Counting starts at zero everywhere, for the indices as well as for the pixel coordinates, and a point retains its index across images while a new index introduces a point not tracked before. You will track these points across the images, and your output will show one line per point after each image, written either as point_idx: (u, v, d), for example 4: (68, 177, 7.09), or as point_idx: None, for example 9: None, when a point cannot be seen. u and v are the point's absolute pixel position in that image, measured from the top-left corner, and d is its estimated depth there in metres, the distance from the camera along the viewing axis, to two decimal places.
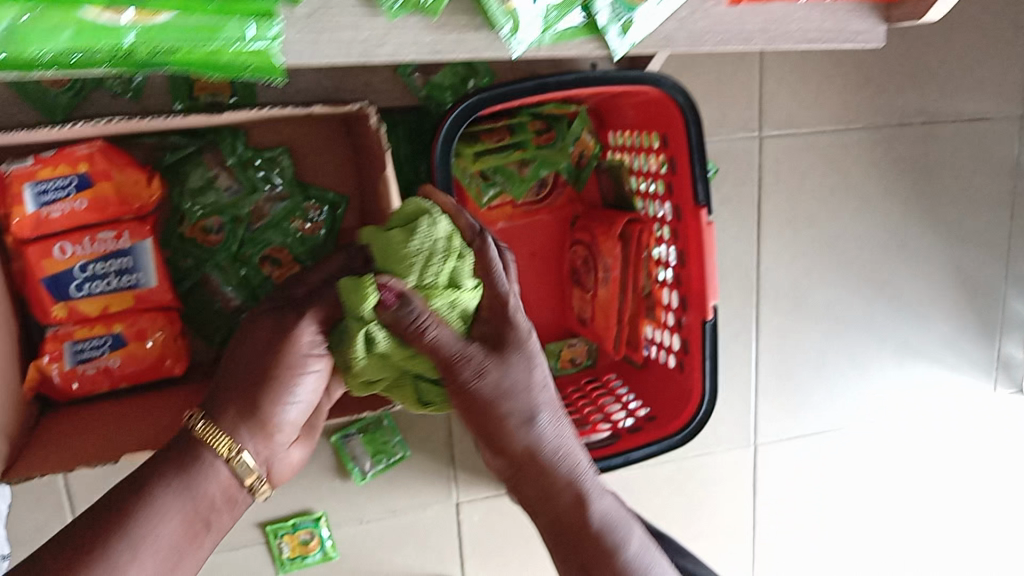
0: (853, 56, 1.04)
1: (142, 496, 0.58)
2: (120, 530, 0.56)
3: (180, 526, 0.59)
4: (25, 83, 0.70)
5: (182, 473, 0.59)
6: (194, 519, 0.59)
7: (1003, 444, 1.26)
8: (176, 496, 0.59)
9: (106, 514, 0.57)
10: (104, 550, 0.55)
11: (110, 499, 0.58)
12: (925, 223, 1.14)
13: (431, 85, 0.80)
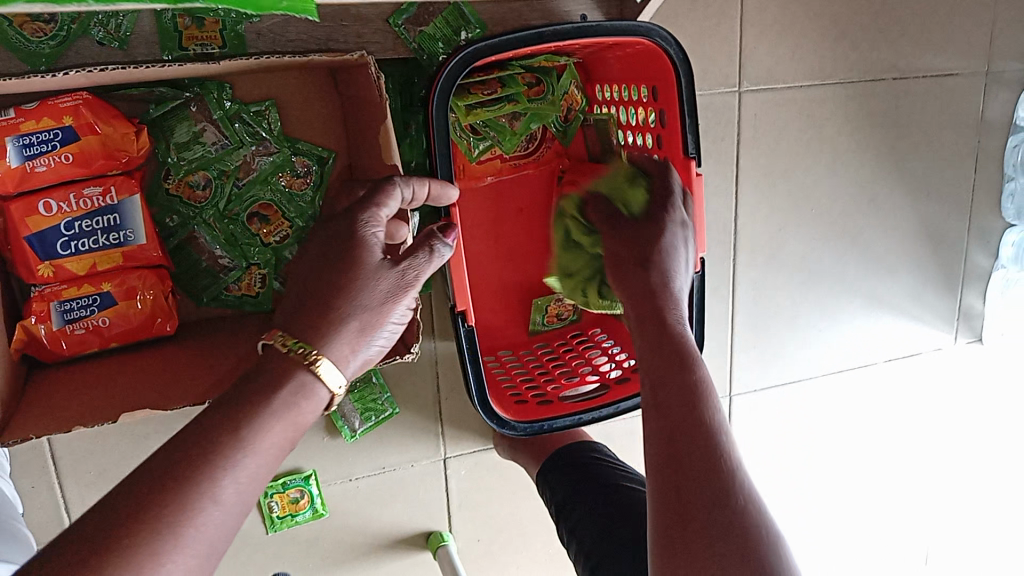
0: (829, 12, 1.06)
1: (238, 416, 0.51)
2: (219, 454, 0.49)
3: (276, 450, 0.52)
4: (6, 33, 0.68)
5: (286, 395, 0.54)
6: (288, 446, 0.54)
7: (962, 389, 1.31)
8: (276, 420, 0.52)
9: (195, 441, 0.49)
10: (204, 473, 0.48)
11: (205, 420, 0.51)
12: (893, 177, 1.17)
13: (423, 36, 0.79)
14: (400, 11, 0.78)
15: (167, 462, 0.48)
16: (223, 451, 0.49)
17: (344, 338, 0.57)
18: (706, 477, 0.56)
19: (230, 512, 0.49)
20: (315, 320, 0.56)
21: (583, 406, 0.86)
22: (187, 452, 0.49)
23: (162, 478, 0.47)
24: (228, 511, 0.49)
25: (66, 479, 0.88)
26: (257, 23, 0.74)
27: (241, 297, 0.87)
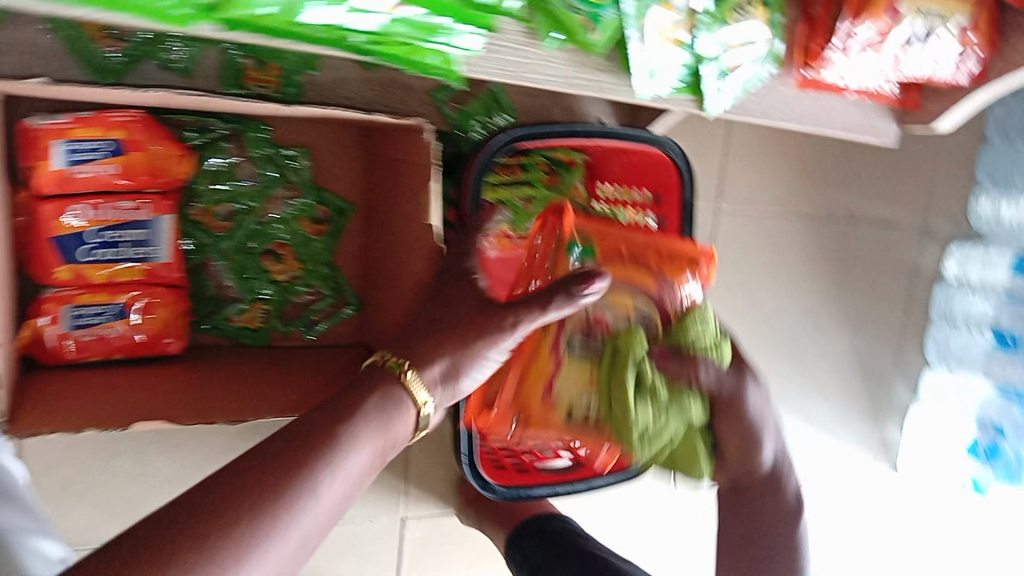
0: (796, 152, 1.20)
1: (340, 418, 0.49)
2: (317, 456, 0.45)
3: (371, 464, 0.49)
4: (80, 44, 0.72)
5: (382, 409, 0.51)
6: (380, 460, 0.50)
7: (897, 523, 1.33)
8: (374, 429, 0.49)
9: (291, 441, 0.46)
10: (305, 473, 0.44)
11: (300, 427, 0.48)
12: (834, 308, 1.28)
13: (461, 113, 0.87)
14: (441, 87, 0.86)
15: (264, 457, 0.45)
16: (324, 447, 0.46)
17: (439, 368, 0.55)
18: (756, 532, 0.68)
19: (327, 511, 0.45)
20: (425, 349, 0.55)
21: (559, 478, 0.90)
22: (288, 450, 0.45)
23: (253, 484, 0.43)
24: (319, 520, 0.45)
25: (25, 493, 0.86)
26: (315, 76, 0.80)
27: (240, 329, 0.89)
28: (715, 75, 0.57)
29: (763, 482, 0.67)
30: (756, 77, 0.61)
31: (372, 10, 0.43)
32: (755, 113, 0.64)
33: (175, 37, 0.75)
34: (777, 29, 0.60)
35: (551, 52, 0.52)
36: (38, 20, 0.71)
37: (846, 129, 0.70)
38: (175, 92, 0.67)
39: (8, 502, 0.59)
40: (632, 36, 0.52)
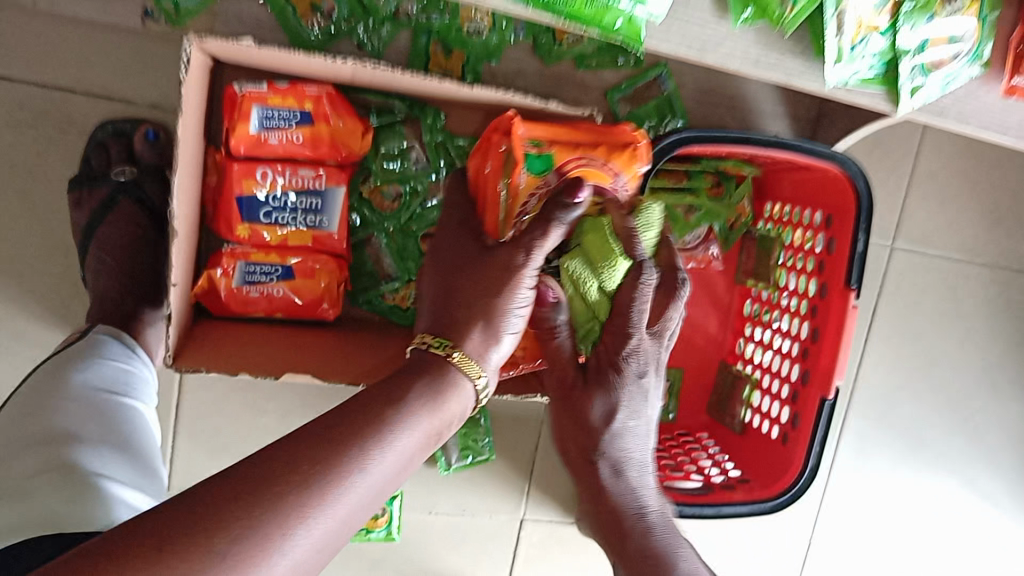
0: (993, 195, 1.08)
1: (383, 406, 0.52)
2: (366, 432, 0.49)
3: (421, 443, 0.52)
4: (286, 17, 0.77)
5: (434, 392, 0.55)
6: (431, 442, 0.54)
7: None
8: (427, 407, 0.54)
9: (353, 412, 0.50)
10: (362, 441, 0.48)
11: (361, 400, 0.52)
12: (1019, 372, 1.14)
13: (633, 114, 0.85)
14: (618, 88, 0.84)
15: (321, 424, 0.49)
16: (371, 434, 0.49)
17: (481, 329, 0.60)
18: (623, 521, 0.68)
19: (373, 488, 0.48)
20: (453, 321, 0.61)
21: (686, 500, 0.88)
22: (349, 419, 0.49)
23: (316, 441, 0.47)
24: (372, 487, 0.48)
25: (181, 433, 0.93)
26: (494, 66, 0.82)
27: (392, 307, 0.91)
28: (909, 67, 0.55)
29: (579, 397, 0.68)
30: (959, 76, 0.57)
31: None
32: (952, 117, 0.59)
33: (373, 18, 0.78)
34: (988, 28, 0.56)
35: (738, 31, 0.52)
36: None
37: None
38: (364, 67, 0.70)
39: (116, 457, 0.64)
40: (830, 16, 0.51)
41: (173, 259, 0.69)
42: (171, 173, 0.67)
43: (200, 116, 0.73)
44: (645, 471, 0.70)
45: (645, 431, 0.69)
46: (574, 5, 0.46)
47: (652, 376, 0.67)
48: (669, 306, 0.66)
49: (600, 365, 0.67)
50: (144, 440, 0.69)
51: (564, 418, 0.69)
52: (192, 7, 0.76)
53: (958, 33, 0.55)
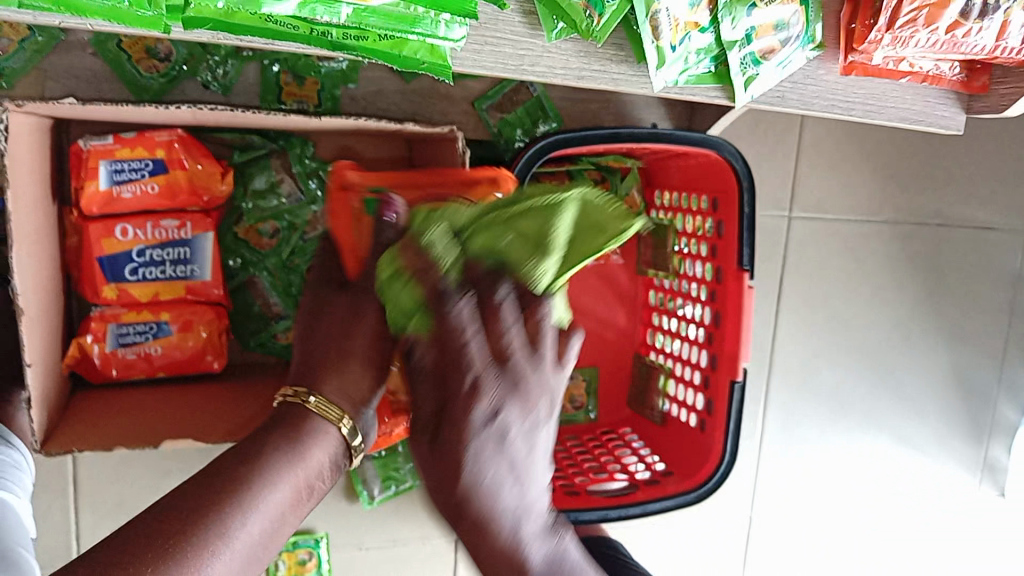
0: (881, 153, 1.09)
1: (255, 451, 0.57)
2: (234, 493, 0.53)
3: (291, 499, 0.57)
4: (122, 66, 0.73)
5: (296, 446, 0.58)
6: (303, 496, 0.58)
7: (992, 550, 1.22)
8: (289, 462, 0.57)
9: (218, 474, 0.55)
10: (221, 516, 0.52)
11: (227, 460, 0.56)
12: (928, 322, 1.15)
13: (503, 122, 0.83)
14: (486, 97, 0.82)
15: (166, 520, 0.50)
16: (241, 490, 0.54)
17: (341, 382, 0.62)
18: None
19: (242, 553, 0.52)
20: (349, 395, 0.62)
21: (609, 503, 0.85)
22: (221, 476, 0.54)
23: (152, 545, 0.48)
24: (240, 554, 0.52)
25: (82, 506, 0.88)
26: (353, 89, 0.79)
27: (287, 346, 0.87)
28: (739, 59, 0.56)
29: (443, 472, 0.50)
30: (795, 61, 0.58)
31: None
32: (794, 102, 0.60)
33: (216, 54, 0.74)
34: (815, 10, 0.57)
35: (557, 43, 0.52)
36: (86, 43, 0.72)
37: (905, 117, 0.65)
38: (201, 111, 0.68)
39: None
40: (642, 20, 0.51)
41: (25, 339, 0.66)
42: (9, 250, 0.64)
43: (38, 180, 0.70)
44: (535, 519, 0.52)
45: (518, 468, 0.52)
46: (366, 41, 0.44)
47: (516, 417, 0.51)
48: (501, 322, 0.52)
49: (439, 394, 0.51)
50: (2, 536, 0.64)
51: (450, 452, 0.50)
52: (19, 66, 0.71)
53: (784, 18, 0.56)
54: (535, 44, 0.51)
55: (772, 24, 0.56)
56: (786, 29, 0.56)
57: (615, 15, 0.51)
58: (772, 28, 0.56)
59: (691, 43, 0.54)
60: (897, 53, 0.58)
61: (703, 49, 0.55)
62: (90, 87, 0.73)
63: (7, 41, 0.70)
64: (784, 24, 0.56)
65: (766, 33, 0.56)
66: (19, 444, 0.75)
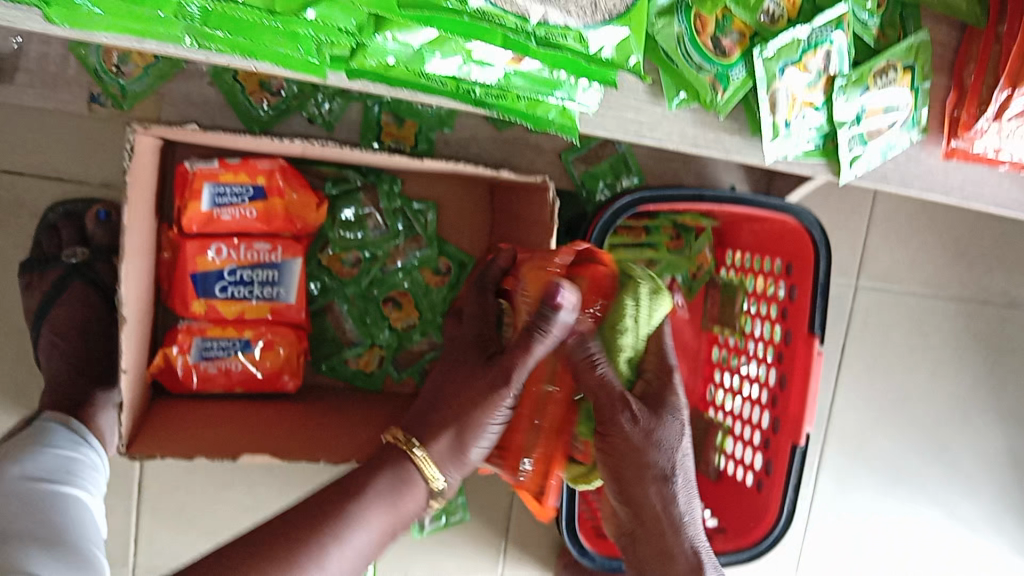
0: (951, 230, 1.10)
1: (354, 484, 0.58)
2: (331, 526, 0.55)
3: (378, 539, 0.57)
4: (237, 97, 0.77)
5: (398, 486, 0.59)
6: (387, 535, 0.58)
7: None
8: (383, 508, 0.57)
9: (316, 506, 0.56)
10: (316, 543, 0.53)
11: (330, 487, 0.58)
12: (990, 403, 1.14)
13: (588, 173, 0.86)
14: (573, 149, 0.85)
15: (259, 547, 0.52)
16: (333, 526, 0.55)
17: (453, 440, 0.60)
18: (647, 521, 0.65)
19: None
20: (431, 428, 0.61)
21: None
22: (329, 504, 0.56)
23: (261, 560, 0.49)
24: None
25: (144, 511, 0.90)
26: (449, 134, 0.82)
27: (355, 372, 0.90)
28: (848, 137, 0.58)
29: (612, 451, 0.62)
30: (898, 143, 0.60)
31: (492, 64, 0.44)
32: (894, 182, 0.62)
33: (324, 93, 0.78)
34: (924, 97, 0.59)
35: (676, 112, 0.55)
36: (205, 73, 0.77)
37: (999, 204, 0.66)
38: (314, 146, 0.71)
39: (39, 546, 0.61)
40: (763, 98, 0.54)
41: (124, 345, 0.68)
42: (118, 261, 0.66)
43: (148, 196, 0.73)
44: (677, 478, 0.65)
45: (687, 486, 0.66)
46: (506, 101, 0.47)
47: (680, 474, 0.65)
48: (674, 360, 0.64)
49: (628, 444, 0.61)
50: (77, 532, 0.65)
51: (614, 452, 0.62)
52: (140, 89, 0.76)
53: (896, 103, 0.58)
54: (657, 112, 0.54)
55: (881, 106, 0.58)
56: (892, 111, 0.58)
57: (736, 89, 0.54)
58: (880, 109, 0.58)
59: (802, 119, 0.57)
60: (1000, 142, 0.62)
61: (815, 126, 0.57)
62: (204, 114, 0.78)
63: (134, 66, 0.76)
64: (891, 106, 0.58)
65: (874, 113, 0.58)
66: (96, 443, 0.78)
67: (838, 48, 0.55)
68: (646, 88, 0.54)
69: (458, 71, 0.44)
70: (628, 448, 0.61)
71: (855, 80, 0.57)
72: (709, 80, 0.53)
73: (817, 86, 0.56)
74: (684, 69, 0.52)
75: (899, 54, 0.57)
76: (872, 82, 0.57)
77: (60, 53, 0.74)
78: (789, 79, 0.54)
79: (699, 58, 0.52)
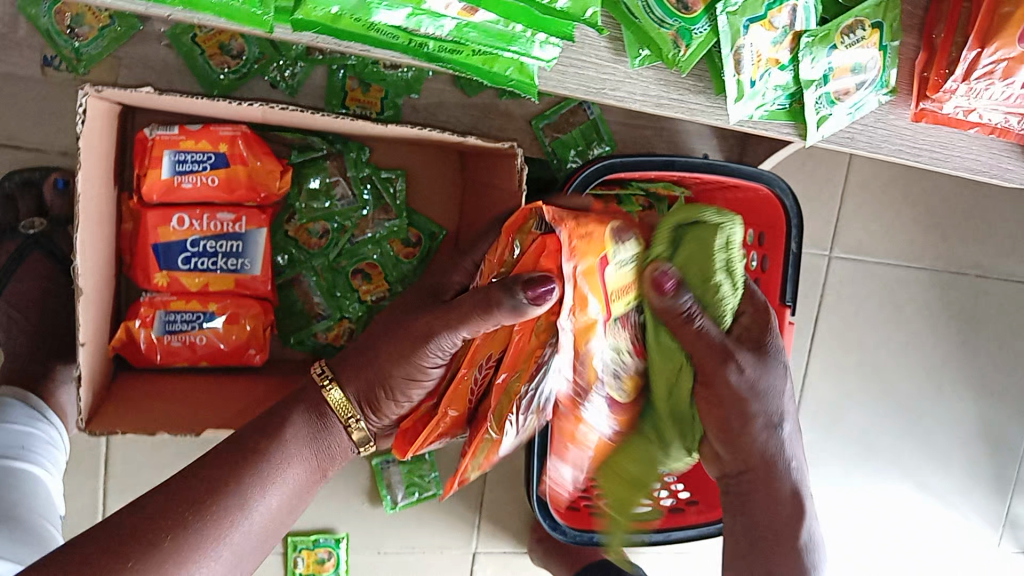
0: (925, 200, 1.10)
1: (271, 449, 0.59)
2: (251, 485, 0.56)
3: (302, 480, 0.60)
4: (195, 61, 0.75)
5: (313, 432, 0.61)
6: (307, 485, 0.61)
7: None
8: (307, 451, 0.60)
9: (234, 459, 0.57)
10: (243, 488, 0.56)
11: (250, 440, 0.59)
12: (961, 374, 1.14)
13: (559, 142, 0.84)
14: (543, 116, 0.84)
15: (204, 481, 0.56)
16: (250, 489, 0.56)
17: (361, 390, 0.61)
18: None
19: (258, 527, 0.57)
20: (370, 395, 0.61)
21: None
22: (234, 459, 0.57)
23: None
24: (257, 526, 0.57)
25: (111, 488, 0.89)
26: (415, 99, 0.80)
27: (326, 346, 0.88)
28: (814, 97, 0.57)
29: None
30: (868, 104, 0.59)
31: (444, 16, 0.43)
32: (862, 144, 0.62)
33: (286, 57, 0.76)
34: (892, 56, 0.58)
35: (640, 70, 0.54)
36: (162, 36, 0.75)
37: (968, 168, 0.65)
38: (272, 109, 0.68)
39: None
40: (728, 54, 0.53)
41: (81, 319, 0.66)
42: (74, 229, 0.64)
43: (104, 163, 0.71)
44: None
45: None
46: (460, 56, 0.45)
47: None
48: None
49: (702, 362, 0.55)
50: (28, 506, 0.65)
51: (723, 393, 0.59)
52: (95, 53, 0.74)
53: (862, 62, 0.57)
54: (618, 70, 0.53)
55: (849, 67, 0.57)
56: (858, 70, 0.57)
57: (699, 47, 0.53)
58: (847, 69, 0.57)
59: (768, 79, 0.56)
60: (970, 103, 0.61)
61: (782, 86, 0.57)
62: (163, 79, 0.76)
63: (88, 28, 0.73)
64: (860, 65, 0.57)
65: (842, 74, 0.57)
66: (56, 419, 0.76)
67: (803, 4, 0.55)
68: (607, 47, 0.53)
69: (407, 22, 0.42)
70: (719, 358, 0.56)
71: (823, 36, 0.56)
72: (672, 37, 0.52)
73: (783, 44, 0.55)
74: (647, 27, 0.51)
75: (868, 8, 0.56)
76: (839, 40, 0.56)
77: (9, 13, 0.72)
78: (754, 37, 0.54)
79: (661, 13, 0.51)
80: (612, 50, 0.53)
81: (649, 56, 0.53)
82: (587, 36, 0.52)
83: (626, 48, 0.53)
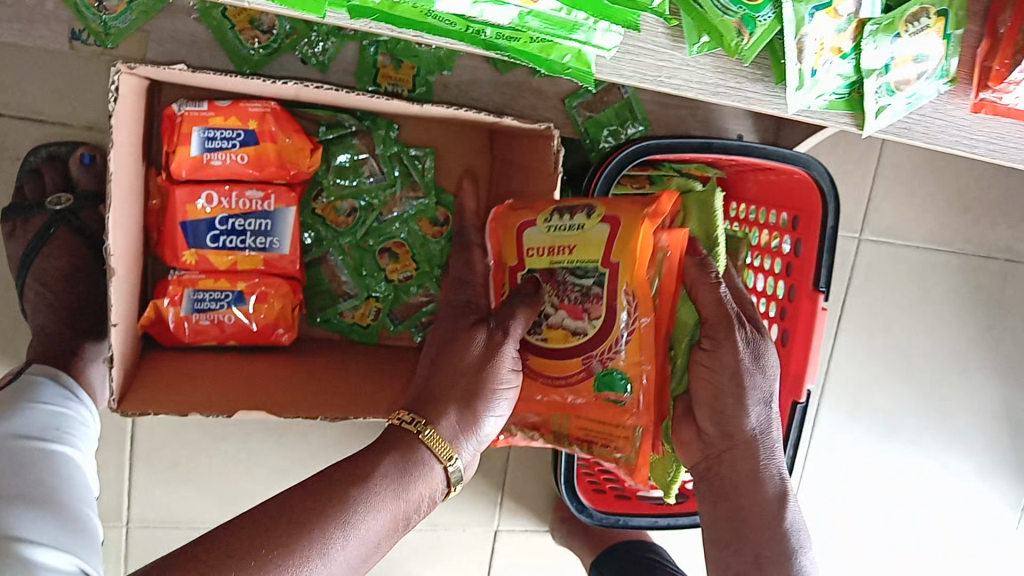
0: (958, 184, 1.08)
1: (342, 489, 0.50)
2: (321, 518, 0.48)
3: (387, 527, 0.51)
4: (226, 35, 0.73)
5: (398, 476, 0.53)
6: (398, 525, 0.52)
7: None
8: (391, 492, 0.52)
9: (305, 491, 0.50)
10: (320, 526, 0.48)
11: (324, 477, 0.51)
12: (987, 359, 1.13)
13: (592, 121, 0.83)
14: (576, 95, 0.82)
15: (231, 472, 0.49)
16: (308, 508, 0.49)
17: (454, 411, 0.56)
18: None
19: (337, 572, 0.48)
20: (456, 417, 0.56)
21: (660, 509, 0.85)
22: (310, 493, 0.50)
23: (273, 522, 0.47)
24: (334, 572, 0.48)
25: (137, 463, 0.89)
26: (448, 76, 0.79)
27: (352, 325, 0.88)
28: (874, 87, 0.56)
29: None
30: (926, 93, 0.58)
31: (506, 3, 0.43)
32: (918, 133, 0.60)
33: (317, 32, 0.75)
34: (955, 45, 0.57)
35: (695, 57, 0.53)
36: (191, 9, 0.73)
37: (1022, 158, 0.64)
38: (307, 87, 0.67)
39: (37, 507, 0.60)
40: (790, 41, 0.52)
41: (112, 298, 0.66)
42: (106, 209, 0.63)
43: (135, 139, 0.70)
44: None
45: None
46: (517, 42, 0.46)
47: None
48: None
49: (711, 325, 0.61)
50: (69, 489, 0.64)
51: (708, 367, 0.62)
52: (124, 26, 0.72)
53: (926, 52, 0.56)
54: (672, 55, 0.52)
55: (911, 57, 0.55)
56: (921, 58, 0.56)
57: (762, 36, 0.51)
58: (908, 58, 0.55)
59: (827, 66, 0.54)
60: None
61: (842, 75, 0.55)
62: (192, 53, 0.74)
63: (116, 1, 0.72)
64: (923, 54, 0.56)
65: (905, 63, 0.55)
66: (86, 399, 0.76)
67: None
68: (663, 33, 0.52)
69: (468, 9, 0.42)
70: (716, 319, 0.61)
71: (887, 24, 0.54)
72: (735, 24, 0.50)
73: (845, 31, 0.54)
74: (705, 13, 0.50)
75: None
76: (903, 28, 0.55)
77: None
78: (819, 24, 0.52)
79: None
80: (669, 33, 0.52)
81: (708, 44, 0.52)
82: (645, 23, 0.51)
83: (685, 33, 0.51)
